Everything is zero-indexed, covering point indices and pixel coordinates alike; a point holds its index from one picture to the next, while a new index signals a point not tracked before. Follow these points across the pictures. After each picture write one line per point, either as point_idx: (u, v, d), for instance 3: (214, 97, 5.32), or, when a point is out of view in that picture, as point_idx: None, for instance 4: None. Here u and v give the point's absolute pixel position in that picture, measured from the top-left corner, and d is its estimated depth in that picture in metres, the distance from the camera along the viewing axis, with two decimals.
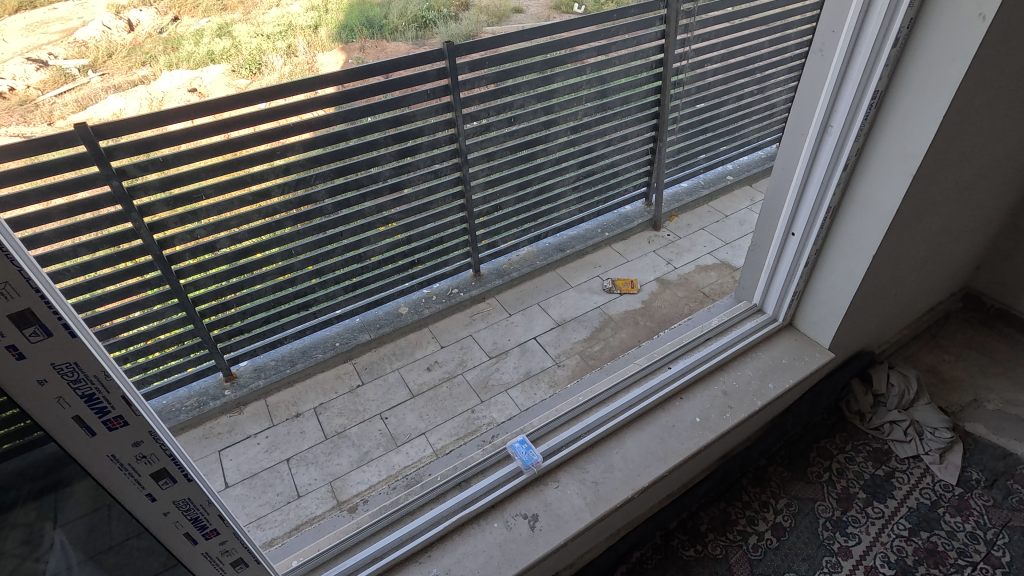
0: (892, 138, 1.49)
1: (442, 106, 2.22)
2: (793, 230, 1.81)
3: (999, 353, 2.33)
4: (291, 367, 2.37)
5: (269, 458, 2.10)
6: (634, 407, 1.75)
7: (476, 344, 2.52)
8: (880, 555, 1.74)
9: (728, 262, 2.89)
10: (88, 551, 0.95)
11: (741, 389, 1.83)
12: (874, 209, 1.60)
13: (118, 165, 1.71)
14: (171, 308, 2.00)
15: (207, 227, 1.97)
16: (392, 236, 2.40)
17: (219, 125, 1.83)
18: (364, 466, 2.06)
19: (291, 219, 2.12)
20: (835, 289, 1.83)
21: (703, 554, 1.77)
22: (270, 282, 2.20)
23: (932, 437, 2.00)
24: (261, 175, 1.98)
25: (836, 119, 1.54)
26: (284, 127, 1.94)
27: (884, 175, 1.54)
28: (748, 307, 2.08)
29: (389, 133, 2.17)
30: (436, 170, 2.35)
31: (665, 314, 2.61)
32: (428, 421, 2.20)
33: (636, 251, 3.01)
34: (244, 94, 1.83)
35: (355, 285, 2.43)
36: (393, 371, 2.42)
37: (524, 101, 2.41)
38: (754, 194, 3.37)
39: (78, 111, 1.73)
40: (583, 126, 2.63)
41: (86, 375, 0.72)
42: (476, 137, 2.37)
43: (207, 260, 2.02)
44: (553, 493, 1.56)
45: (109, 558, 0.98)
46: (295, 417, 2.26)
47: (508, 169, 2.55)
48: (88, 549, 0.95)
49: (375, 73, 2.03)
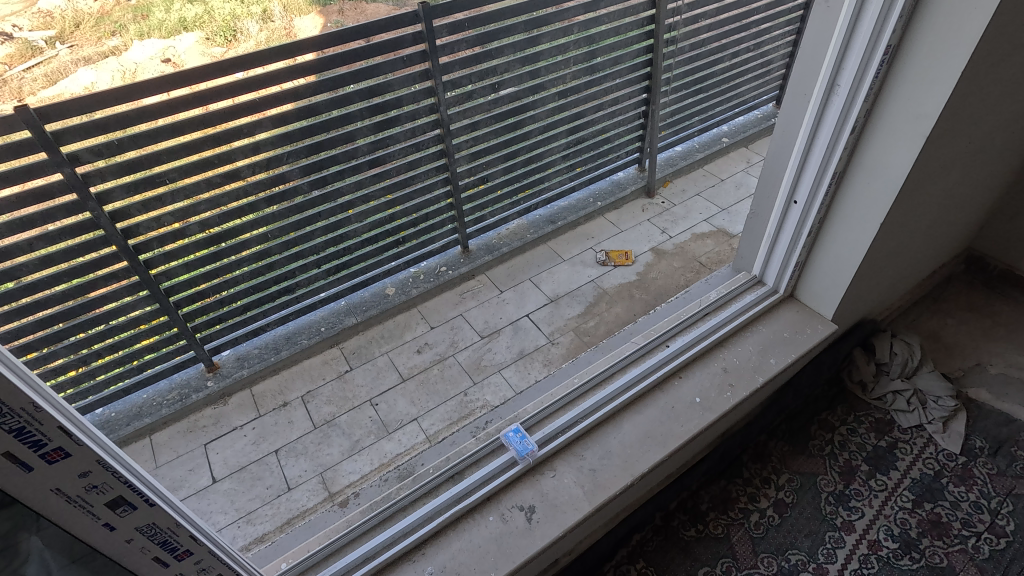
0: (904, 98, 1.38)
1: (420, 74, 2.07)
2: (795, 198, 1.71)
3: (1004, 317, 2.27)
4: (275, 355, 2.28)
5: (257, 451, 2.04)
6: (632, 388, 1.68)
7: (467, 324, 2.44)
8: (883, 529, 1.72)
9: (725, 229, 2.80)
10: (75, 553, 0.81)
11: (742, 366, 1.75)
12: (883, 174, 1.51)
13: (68, 151, 1.58)
14: (142, 300, 1.92)
15: (173, 213, 1.85)
16: (373, 214, 2.28)
17: (179, 102, 1.67)
18: (356, 455, 2.00)
19: (264, 201, 2.00)
20: (839, 259, 1.75)
21: (705, 534, 1.74)
22: (247, 268, 2.10)
23: (935, 405, 1.95)
24: (228, 154, 1.84)
25: (843, 78, 1.43)
26: (251, 102, 1.80)
27: (894, 138, 1.44)
28: (748, 279, 2.00)
29: (365, 104, 2.02)
30: (417, 143, 2.21)
31: (661, 286, 2.52)
32: (420, 406, 2.14)
33: (630, 220, 2.91)
34: (217, 63, 1.68)
35: (338, 267, 2.32)
36: (382, 355, 2.34)
37: (509, 65, 2.25)
38: (750, 155, 3.25)
39: (50, 85, 1.47)
40: (571, 91, 2.48)
41: (9, 408, 0.64)
42: (458, 105, 2.23)
43: (176, 248, 1.91)
44: (550, 482, 1.51)
45: (98, 559, 0.84)
46: (283, 406, 2.18)
47: (494, 139, 2.41)
48: (74, 551, 0.81)
49: (355, 37, 1.87)
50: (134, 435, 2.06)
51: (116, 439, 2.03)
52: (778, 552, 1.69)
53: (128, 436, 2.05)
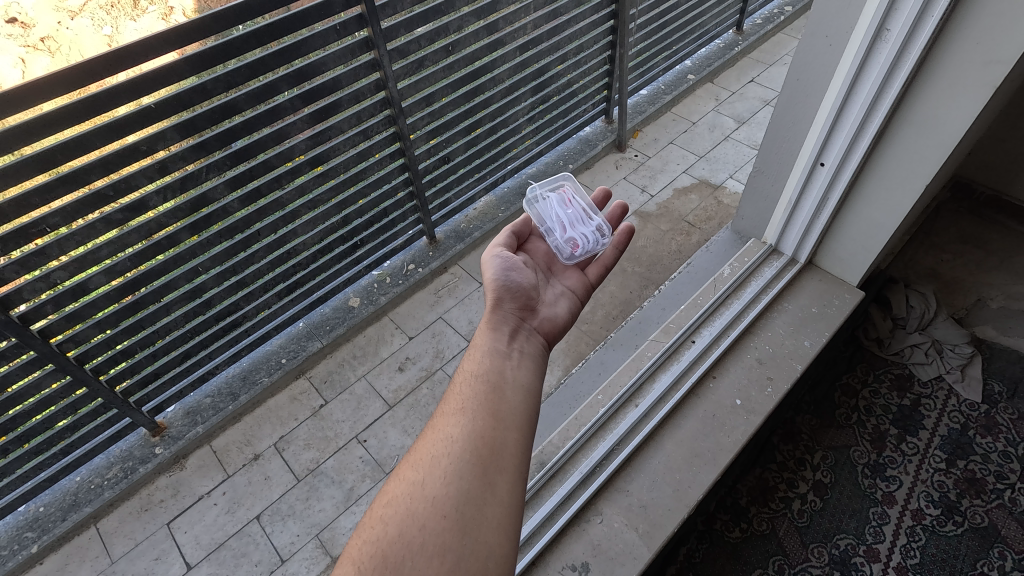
0: (969, 39, 1.12)
1: (360, 45, 1.64)
2: (821, 160, 1.49)
3: (992, 245, 2.12)
4: (233, 402, 1.94)
5: (234, 521, 1.73)
6: (665, 401, 1.49)
7: (449, 328, 2.14)
8: (923, 496, 1.66)
9: (707, 179, 2.59)
10: None
11: (776, 355, 1.59)
12: (934, 129, 1.28)
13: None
14: (50, 375, 1.54)
15: (67, 266, 1.44)
16: (321, 221, 1.90)
17: (40, 124, 1.25)
18: (354, 506, 1.74)
19: (186, 230, 1.60)
20: (868, 225, 1.55)
21: (750, 532, 1.64)
22: (179, 311, 1.72)
23: (952, 353, 1.90)
24: (127, 181, 1.43)
25: (896, 21, 1.17)
26: (166, 100, 1.39)
27: (952, 88, 1.20)
28: (762, 249, 1.81)
29: (294, 92, 1.61)
30: (364, 129, 1.81)
31: (653, 255, 2.31)
32: (415, 435, 1.88)
33: (605, 180, 2.64)
34: (135, 48, 1.27)
35: (289, 288, 1.96)
36: (359, 381, 2.02)
37: (463, 20, 1.87)
38: (717, 91, 3.03)
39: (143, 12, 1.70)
40: (533, 42, 2.12)
41: None
42: (407, 78, 1.83)
43: (83, 306, 1.52)
44: (599, 529, 1.32)
45: None
46: (254, 459, 1.86)
47: (453, 110, 2.05)
48: None
49: (280, 4, 1.44)
50: (74, 529, 1.71)
51: (52, 539, 1.68)
52: (826, 538, 1.61)
53: (68, 532, 1.70)
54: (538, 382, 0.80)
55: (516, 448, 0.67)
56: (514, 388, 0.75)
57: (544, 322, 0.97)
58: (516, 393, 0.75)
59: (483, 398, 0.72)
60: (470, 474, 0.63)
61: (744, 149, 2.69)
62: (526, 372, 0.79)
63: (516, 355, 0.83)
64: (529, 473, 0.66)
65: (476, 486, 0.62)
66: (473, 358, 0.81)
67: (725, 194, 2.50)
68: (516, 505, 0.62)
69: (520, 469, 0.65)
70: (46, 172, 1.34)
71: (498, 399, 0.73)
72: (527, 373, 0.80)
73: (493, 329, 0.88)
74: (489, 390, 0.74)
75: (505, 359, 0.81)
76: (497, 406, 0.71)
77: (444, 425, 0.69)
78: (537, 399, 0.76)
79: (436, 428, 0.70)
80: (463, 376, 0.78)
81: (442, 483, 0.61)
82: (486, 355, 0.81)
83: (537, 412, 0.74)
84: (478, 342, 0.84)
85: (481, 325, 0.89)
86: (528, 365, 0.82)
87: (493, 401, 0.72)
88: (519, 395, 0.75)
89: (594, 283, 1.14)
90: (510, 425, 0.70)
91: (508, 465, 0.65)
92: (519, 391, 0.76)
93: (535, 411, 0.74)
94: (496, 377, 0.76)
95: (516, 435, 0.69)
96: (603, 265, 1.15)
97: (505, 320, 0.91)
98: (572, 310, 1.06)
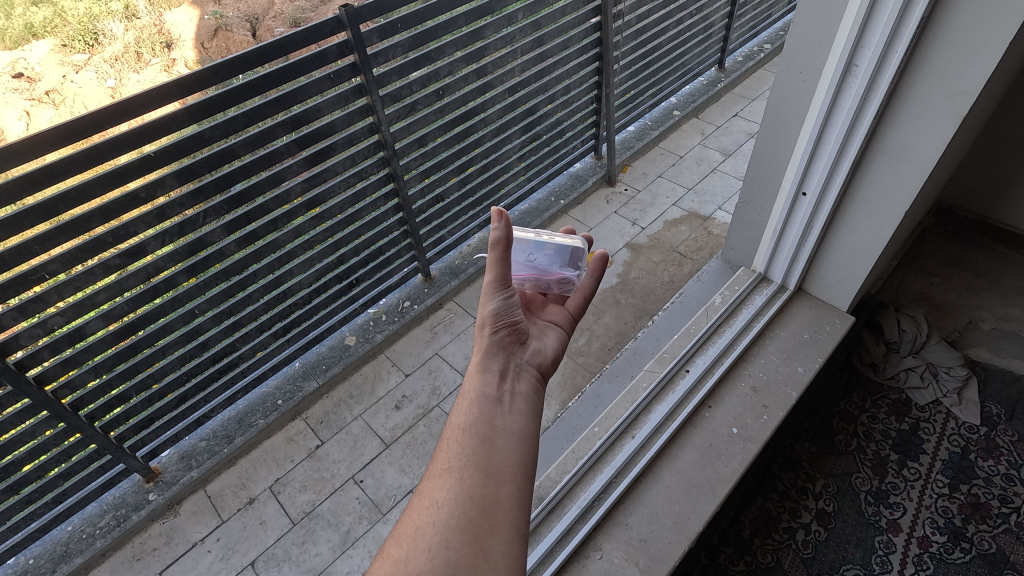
0: (935, 70, 1.18)
1: (353, 92, 1.71)
2: (804, 190, 1.54)
3: (979, 267, 2.16)
4: (228, 445, 1.92)
5: (228, 568, 1.70)
6: (662, 432, 1.49)
7: (445, 364, 2.14)
8: (929, 523, 1.63)
9: (697, 212, 2.63)
10: None
11: (770, 382, 1.59)
12: (910, 159, 1.32)
13: None
14: (44, 422, 1.54)
15: (65, 312, 1.46)
16: (317, 262, 1.93)
17: (43, 175, 1.29)
18: (350, 549, 1.71)
19: (184, 273, 1.62)
20: (853, 251, 1.58)
21: (755, 565, 1.61)
22: (175, 353, 1.73)
23: (947, 376, 1.90)
24: (126, 227, 1.47)
25: (864, 56, 1.23)
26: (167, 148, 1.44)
27: (924, 119, 1.25)
28: (752, 277, 1.83)
29: (291, 137, 1.66)
30: (358, 171, 1.86)
31: (646, 286, 2.33)
32: (412, 474, 1.85)
33: (596, 215, 2.69)
34: (135, 101, 1.32)
35: (285, 328, 1.98)
36: (356, 420, 2.01)
37: (452, 66, 1.94)
38: (703, 125, 3.12)
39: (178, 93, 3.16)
40: (521, 84, 2.20)
41: None
42: (400, 122, 1.89)
43: (81, 350, 1.53)
44: (600, 565, 1.29)
45: None
46: (250, 503, 1.83)
47: (446, 150, 2.11)
48: None
49: (276, 55, 1.50)
50: None
51: None
52: (832, 570, 1.58)
53: None
54: (531, 426, 0.79)
55: (507, 504, 0.66)
56: (505, 438, 0.75)
57: (533, 355, 0.97)
58: (507, 444, 0.75)
59: (472, 454, 0.71)
60: (458, 542, 0.61)
61: (731, 181, 2.75)
62: (518, 417, 0.79)
63: (507, 398, 0.83)
64: (521, 531, 0.64)
65: (467, 553, 0.60)
66: (462, 407, 0.81)
67: (715, 224, 2.55)
68: (510, 568, 0.60)
69: (514, 529, 0.64)
70: (46, 221, 1.37)
71: (489, 453, 0.72)
72: (519, 419, 0.79)
73: (481, 371, 0.87)
74: (480, 443, 0.73)
75: (496, 405, 0.81)
76: (487, 461, 0.71)
77: (433, 489, 0.68)
78: (528, 448, 0.76)
79: (425, 493, 0.68)
80: (453, 431, 0.77)
81: (429, 555, 0.59)
82: (475, 403, 0.80)
83: (530, 461, 0.74)
84: (468, 389, 0.84)
85: (470, 368, 0.89)
86: (520, 407, 0.82)
87: (483, 455, 0.72)
88: (511, 446, 0.75)
89: (575, 313, 1.16)
90: (503, 479, 0.69)
91: (500, 525, 0.64)
92: (511, 440, 0.75)
93: (528, 458, 0.74)
94: (486, 429, 0.76)
95: (508, 490, 0.68)
96: (582, 295, 1.17)
97: (495, 357, 0.91)
98: (559, 342, 1.07)
